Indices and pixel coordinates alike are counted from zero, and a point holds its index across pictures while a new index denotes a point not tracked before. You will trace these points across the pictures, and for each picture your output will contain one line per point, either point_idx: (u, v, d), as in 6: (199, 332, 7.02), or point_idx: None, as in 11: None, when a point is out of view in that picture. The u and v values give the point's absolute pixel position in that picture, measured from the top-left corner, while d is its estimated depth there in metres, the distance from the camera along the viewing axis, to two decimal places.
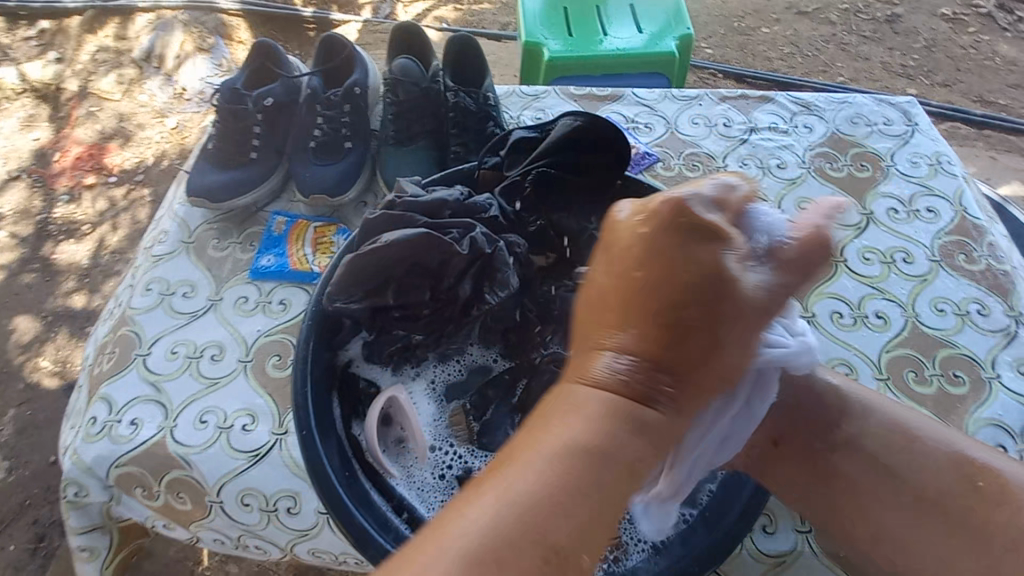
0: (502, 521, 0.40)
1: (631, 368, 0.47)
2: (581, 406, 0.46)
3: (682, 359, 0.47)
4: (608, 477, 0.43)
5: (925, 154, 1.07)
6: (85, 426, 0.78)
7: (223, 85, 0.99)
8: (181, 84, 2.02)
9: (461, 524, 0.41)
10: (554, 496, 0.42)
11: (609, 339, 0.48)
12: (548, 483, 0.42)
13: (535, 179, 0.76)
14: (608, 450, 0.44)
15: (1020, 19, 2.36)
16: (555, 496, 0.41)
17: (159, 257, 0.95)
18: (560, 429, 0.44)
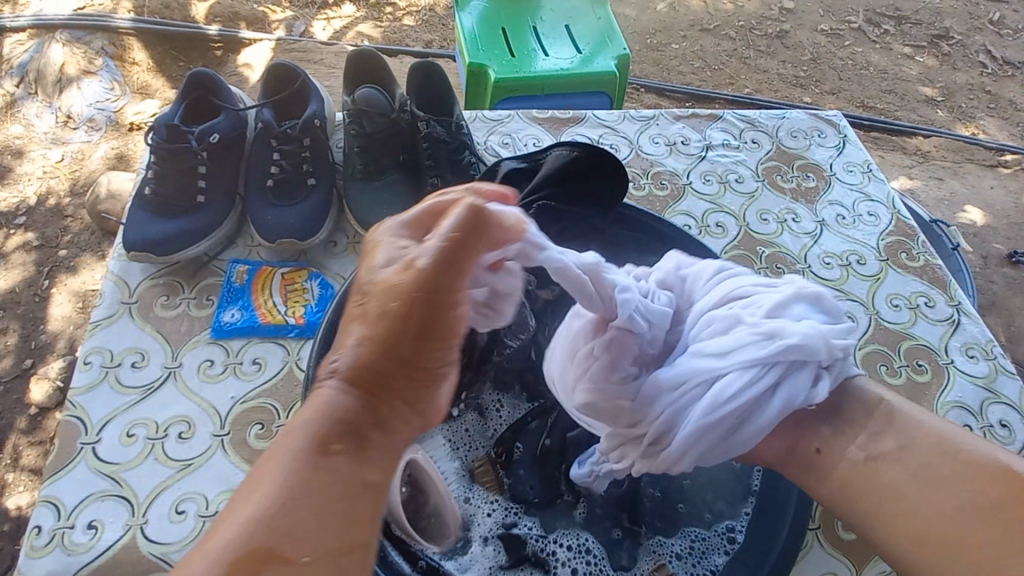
0: (281, 499, 0.36)
1: (350, 366, 0.40)
2: (324, 403, 0.39)
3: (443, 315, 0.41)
4: (339, 471, 0.38)
5: (856, 162, 1.17)
6: (26, 539, 0.66)
7: (159, 120, 0.87)
8: (65, 111, 1.77)
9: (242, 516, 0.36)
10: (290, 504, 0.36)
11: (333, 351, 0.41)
12: (288, 492, 0.36)
13: (535, 213, 0.74)
14: (336, 429, 0.39)
15: (884, 33, 2.68)
16: (282, 508, 0.36)
17: (95, 324, 0.82)
18: (270, 458, 0.37)
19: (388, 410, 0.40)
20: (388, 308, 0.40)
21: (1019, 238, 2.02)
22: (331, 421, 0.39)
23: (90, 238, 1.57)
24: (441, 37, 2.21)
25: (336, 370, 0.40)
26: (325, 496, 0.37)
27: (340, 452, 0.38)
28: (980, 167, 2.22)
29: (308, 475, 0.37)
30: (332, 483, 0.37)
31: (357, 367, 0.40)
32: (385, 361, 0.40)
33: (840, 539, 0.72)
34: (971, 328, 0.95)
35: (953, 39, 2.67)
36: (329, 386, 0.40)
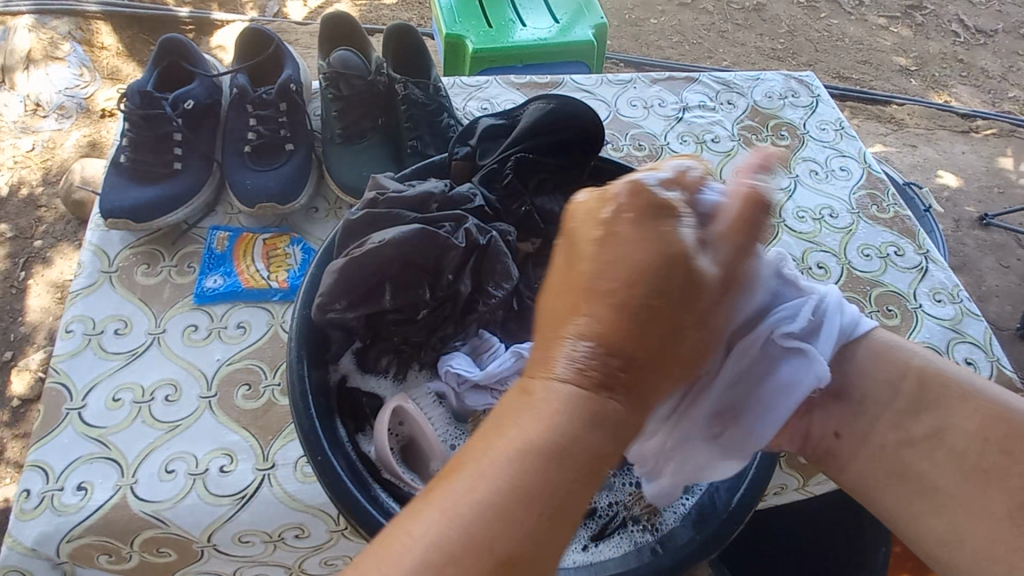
0: (470, 517, 0.34)
1: (593, 361, 0.39)
2: (556, 398, 0.38)
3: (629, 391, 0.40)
4: (558, 483, 0.36)
5: (830, 121, 1.19)
6: (16, 502, 0.66)
7: (131, 86, 0.86)
8: (31, 98, 1.72)
9: (406, 541, 0.34)
10: (520, 499, 0.35)
11: (568, 333, 0.41)
12: (499, 497, 0.35)
13: (514, 165, 0.75)
14: (580, 439, 0.37)
15: (859, 4, 2.71)
16: (499, 515, 0.34)
17: (75, 293, 0.81)
18: (522, 433, 0.36)
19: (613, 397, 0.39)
20: (623, 320, 0.40)
21: (990, 202, 2.07)
22: (613, 380, 0.39)
23: (66, 227, 1.54)
24: (418, 15, 2.18)
25: (574, 361, 0.39)
26: (511, 510, 0.34)
27: (586, 449, 0.37)
28: (952, 133, 2.26)
29: (553, 478, 0.35)
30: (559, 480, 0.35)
31: (601, 355, 0.39)
32: (636, 337, 0.40)
33: (796, 463, 0.77)
34: (939, 274, 0.98)
35: (926, 9, 2.71)
36: (563, 382, 0.38)
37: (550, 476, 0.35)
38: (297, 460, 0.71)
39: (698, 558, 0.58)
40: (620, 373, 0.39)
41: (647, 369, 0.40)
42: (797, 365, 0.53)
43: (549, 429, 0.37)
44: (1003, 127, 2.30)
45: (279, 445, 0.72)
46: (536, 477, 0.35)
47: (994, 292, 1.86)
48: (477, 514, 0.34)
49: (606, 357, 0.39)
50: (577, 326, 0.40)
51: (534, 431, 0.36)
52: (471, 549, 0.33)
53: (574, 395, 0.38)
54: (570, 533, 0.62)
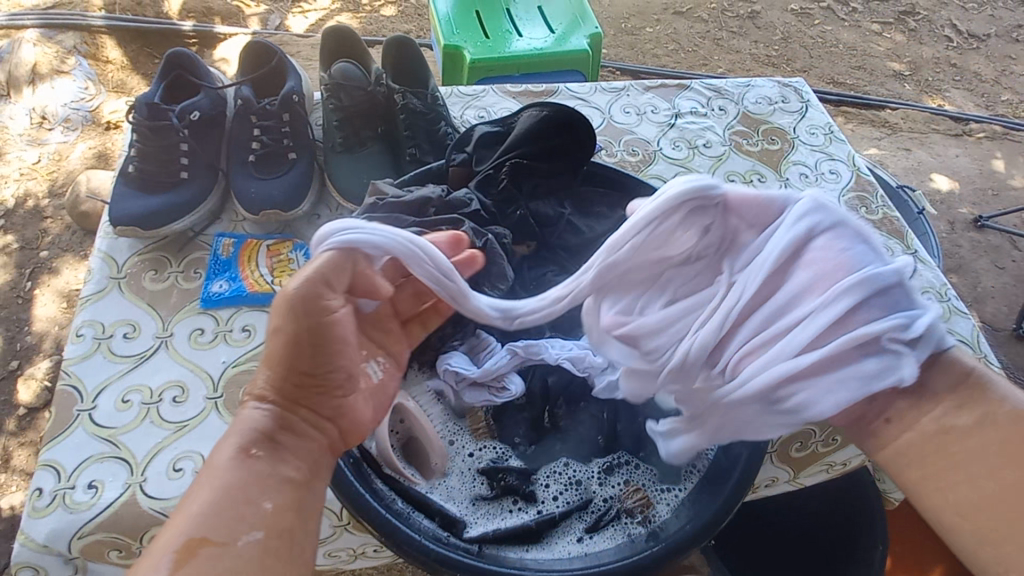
0: (204, 504, 0.45)
1: (269, 391, 0.52)
2: (246, 416, 0.51)
3: (311, 406, 0.53)
4: (263, 467, 0.49)
5: (820, 125, 1.21)
6: (29, 500, 0.68)
7: (138, 98, 0.89)
8: (37, 111, 1.76)
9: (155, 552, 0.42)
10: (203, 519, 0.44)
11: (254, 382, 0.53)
12: (218, 500, 0.45)
13: (509, 171, 0.78)
14: (248, 437, 0.50)
15: (852, 11, 2.74)
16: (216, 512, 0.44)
17: (84, 299, 0.84)
18: (214, 469, 0.48)
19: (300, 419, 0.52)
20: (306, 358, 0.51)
21: (984, 204, 2.09)
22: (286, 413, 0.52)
23: (71, 237, 1.57)
24: (417, 27, 2.23)
25: (258, 401, 0.51)
26: (227, 508, 0.45)
27: (257, 455, 0.49)
28: (946, 136, 2.29)
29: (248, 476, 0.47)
30: (257, 473, 0.48)
31: (267, 388, 0.52)
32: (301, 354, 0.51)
33: (788, 456, 0.78)
34: (928, 274, 1.00)
35: (919, 14, 2.74)
36: (254, 408, 0.51)
37: (257, 462, 0.48)
38: None
39: (689, 544, 0.59)
40: (295, 388, 0.52)
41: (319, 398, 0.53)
42: (883, 361, 0.50)
43: (229, 448, 0.49)
44: (996, 130, 2.33)
45: None
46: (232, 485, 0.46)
47: (989, 293, 1.88)
48: (198, 509, 0.44)
49: (276, 386, 0.52)
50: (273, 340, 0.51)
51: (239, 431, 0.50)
52: (201, 534, 0.43)
53: (256, 417, 0.51)
54: (566, 526, 0.64)
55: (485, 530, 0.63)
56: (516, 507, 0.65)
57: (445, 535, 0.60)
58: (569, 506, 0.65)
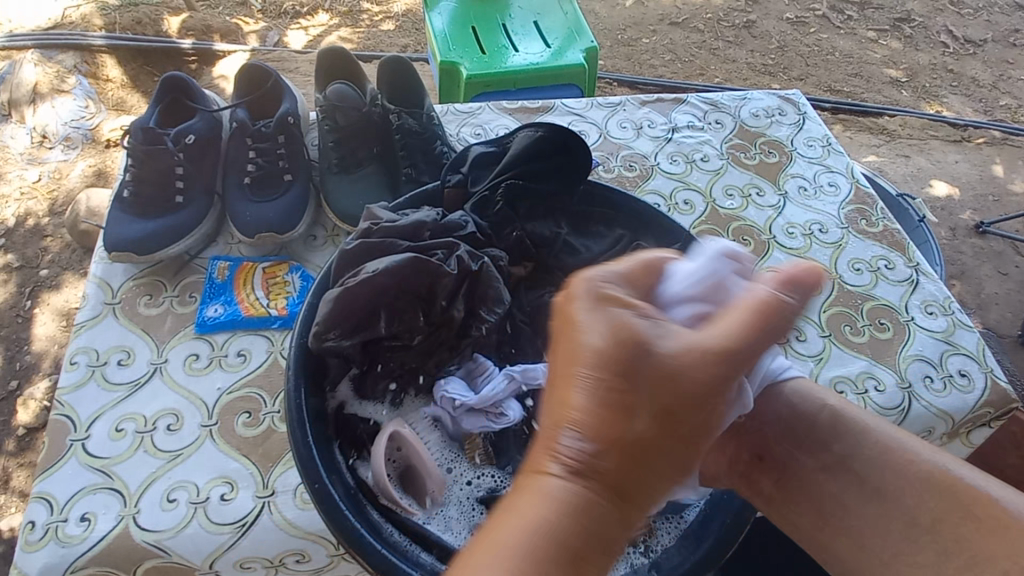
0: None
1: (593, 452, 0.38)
2: (549, 494, 0.38)
3: (652, 463, 0.39)
4: (592, 542, 0.37)
5: (817, 137, 1.21)
6: (20, 535, 0.67)
7: (134, 124, 0.89)
8: (38, 130, 1.76)
9: None
10: None
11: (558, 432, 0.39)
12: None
13: (504, 192, 0.77)
14: (583, 524, 0.37)
15: (848, 18, 2.75)
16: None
17: (79, 326, 0.83)
18: (524, 521, 0.37)
19: (621, 499, 0.39)
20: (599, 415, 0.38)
21: (985, 210, 2.09)
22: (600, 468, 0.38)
23: (71, 256, 1.57)
24: (415, 41, 2.24)
25: (565, 456, 0.38)
26: (548, 572, 0.36)
27: (584, 551, 0.37)
28: (945, 142, 2.28)
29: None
30: (573, 552, 0.36)
31: (608, 451, 0.38)
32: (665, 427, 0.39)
33: None
34: (930, 287, 0.99)
35: (915, 21, 2.75)
36: (557, 479, 0.38)
37: (594, 523, 0.37)
38: (296, 487, 0.72)
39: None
40: (652, 443, 0.39)
41: (670, 448, 0.40)
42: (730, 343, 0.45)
43: (548, 523, 0.37)
44: (996, 136, 2.33)
45: (279, 472, 0.73)
46: (529, 565, 0.35)
47: (993, 299, 1.87)
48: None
49: (612, 446, 0.38)
50: (586, 393, 0.38)
51: (523, 534, 0.36)
52: None
53: (576, 499, 0.37)
54: None
55: None
56: None
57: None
58: None
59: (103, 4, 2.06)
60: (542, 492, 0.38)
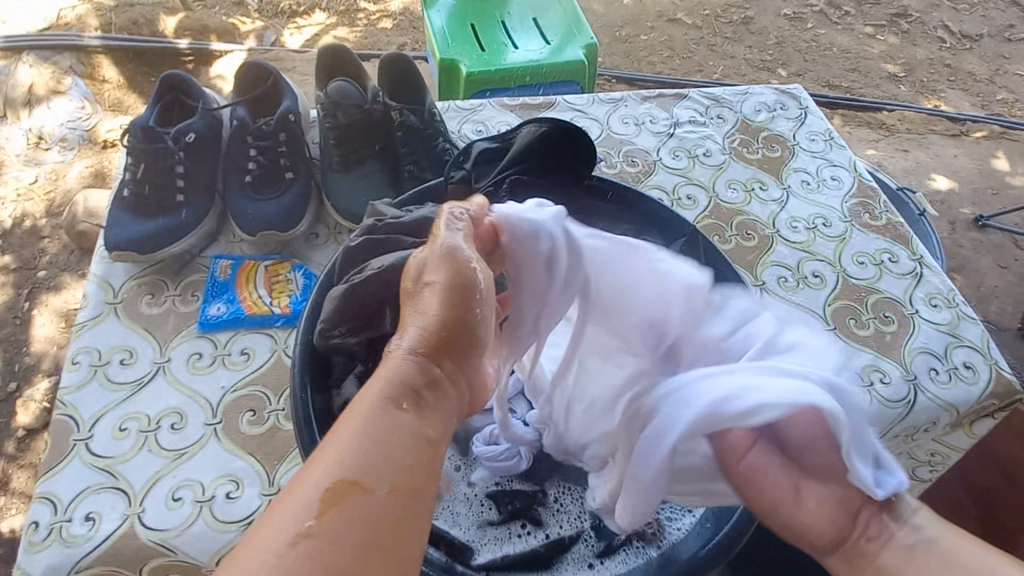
0: (351, 451, 0.38)
1: (429, 340, 0.45)
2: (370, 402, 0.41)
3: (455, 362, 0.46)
4: (405, 433, 0.40)
5: (819, 132, 1.21)
6: (25, 535, 0.66)
7: (134, 122, 0.89)
8: (36, 131, 1.76)
9: (293, 490, 0.36)
10: (351, 464, 0.37)
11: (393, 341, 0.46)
12: (361, 451, 0.38)
13: (509, 187, 0.77)
14: (399, 395, 0.42)
15: (845, 14, 2.75)
16: (368, 465, 0.37)
17: (81, 325, 0.83)
18: (358, 410, 0.41)
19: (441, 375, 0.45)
20: (446, 313, 0.46)
21: (984, 203, 2.09)
22: (439, 375, 0.45)
23: (70, 258, 1.56)
24: (413, 40, 2.24)
25: (414, 344, 0.45)
26: (375, 459, 0.38)
27: (407, 411, 0.41)
28: (943, 137, 2.28)
29: (391, 432, 0.39)
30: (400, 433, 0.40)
31: (425, 341, 0.45)
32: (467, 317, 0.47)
33: None
34: (934, 279, 0.99)
35: (911, 16, 2.75)
36: (408, 357, 0.44)
37: (401, 424, 0.40)
38: None
39: (711, 565, 0.57)
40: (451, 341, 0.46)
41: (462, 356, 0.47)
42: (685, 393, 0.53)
43: (371, 403, 0.41)
44: (994, 130, 2.33)
45: (285, 470, 0.73)
46: (379, 429, 0.39)
47: (993, 293, 1.87)
48: (345, 456, 0.37)
49: (431, 339, 0.45)
50: (418, 309, 0.47)
51: (388, 384, 0.42)
52: (345, 485, 0.36)
53: (411, 373, 0.43)
54: (576, 552, 0.62)
55: (493, 557, 0.61)
56: (525, 532, 0.64)
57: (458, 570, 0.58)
58: (579, 531, 0.64)
59: (99, 4, 2.06)
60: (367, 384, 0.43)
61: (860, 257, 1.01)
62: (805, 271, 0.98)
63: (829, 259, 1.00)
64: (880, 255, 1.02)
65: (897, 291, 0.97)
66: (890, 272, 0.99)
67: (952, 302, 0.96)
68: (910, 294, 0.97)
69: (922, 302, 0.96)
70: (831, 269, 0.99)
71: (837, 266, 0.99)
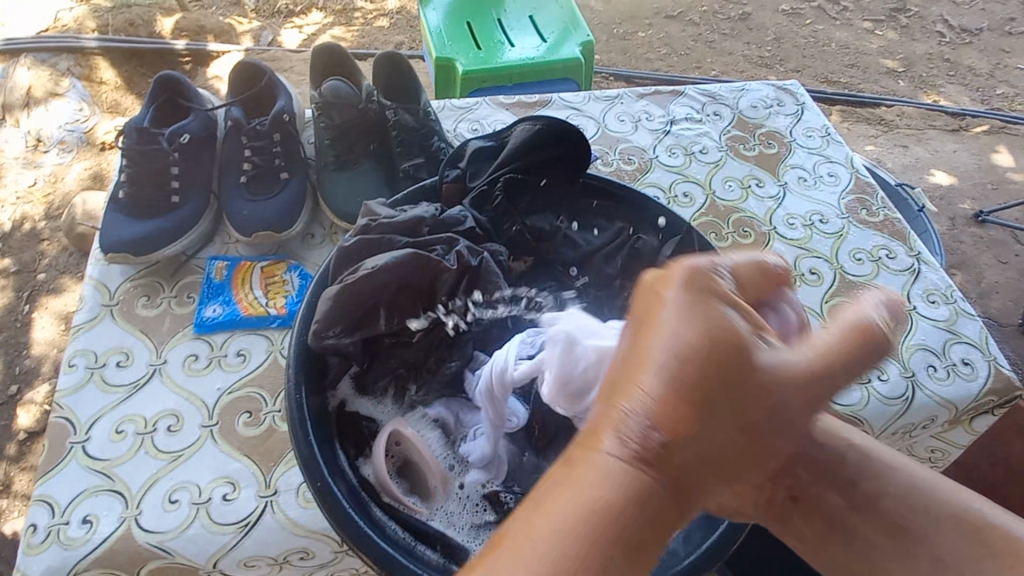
0: (537, 566, 0.32)
1: (648, 432, 0.36)
2: (603, 473, 0.35)
3: (663, 464, 0.36)
4: (643, 517, 0.35)
5: (816, 128, 1.20)
6: (22, 538, 0.66)
7: (128, 123, 0.89)
8: (33, 133, 1.76)
9: (526, 546, 0.33)
10: (553, 562, 0.32)
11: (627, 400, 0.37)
12: (570, 536, 0.33)
13: (503, 186, 0.77)
14: (636, 497, 0.35)
15: (844, 9, 2.74)
16: (560, 569, 0.32)
17: (77, 328, 0.83)
18: (580, 490, 0.35)
19: (678, 486, 0.37)
20: (679, 381, 0.36)
21: (984, 198, 2.08)
22: (659, 462, 0.36)
23: (68, 260, 1.56)
24: (410, 39, 2.23)
25: (621, 430, 0.36)
26: (565, 566, 0.32)
27: (665, 496, 0.36)
28: (943, 132, 2.28)
29: (655, 510, 0.35)
30: (642, 518, 0.35)
31: (664, 433, 0.36)
32: (751, 419, 0.38)
33: None
34: (932, 275, 0.99)
35: (910, 11, 2.74)
36: (613, 455, 0.36)
37: (609, 517, 0.34)
38: (299, 485, 0.72)
39: (705, 567, 0.57)
40: (738, 429, 0.38)
41: (741, 454, 0.39)
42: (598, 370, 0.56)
43: (604, 484, 0.35)
44: (993, 125, 2.32)
45: (282, 470, 0.73)
46: (584, 512, 0.34)
47: (993, 288, 1.86)
48: (556, 556, 0.32)
49: (693, 395, 0.36)
50: (651, 370, 0.37)
51: (589, 487, 0.35)
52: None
53: (625, 468, 0.35)
54: None
55: None
56: None
57: (451, 569, 0.58)
58: None
59: (95, 6, 2.05)
60: (598, 466, 0.35)
61: (857, 253, 1.00)
62: (802, 268, 0.98)
63: (826, 256, 1.00)
64: (877, 251, 1.01)
65: (894, 287, 0.97)
66: (888, 268, 0.99)
67: (950, 298, 0.96)
68: (907, 291, 0.96)
69: (920, 298, 0.95)
70: (829, 266, 0.99)
71: (834, 263, 0.99)
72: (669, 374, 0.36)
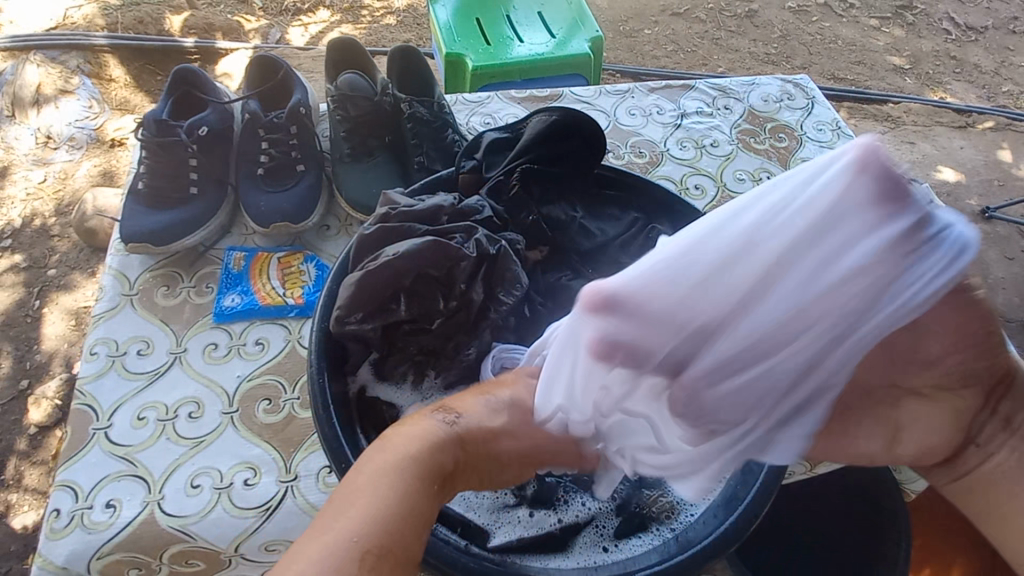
0: (376, 508, 0.46)
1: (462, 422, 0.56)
2: (414, 437, 0.52)
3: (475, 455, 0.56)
4: (425, 504, 0.49)
5: (827, 122, 1.21)
6: (46, 522, 0.68)
7: (147, 115, 0.90)
8: (44, 130, 1.77)
9: (330, 533, 0.44)
10: (377, 523, 0.45)
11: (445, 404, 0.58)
12: (387, 502, 0.46)
13: (520, 176, 0.77)
14: (429, 469, 0.51)
15: (850, 7, 2.74)
16: (394, 521, 0.46)
17: (97, 317, 0.84)
18: (384, 462, 0.50)
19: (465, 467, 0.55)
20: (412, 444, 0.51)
21: (991, 195, 2.08)
22: (464, 463, 0.55)
23: (79, 255, 1.58)
24: (416, 36, 2.24)
25: (445, 418, 0.56)
26: (382, 522, 0.45)
27: (440, 485, 0.51)
28: (949, 129, 2.28)
29: (420, 499, 0.49)
30: (422, 501, 0.48)
31: (474, 428, 0.56)
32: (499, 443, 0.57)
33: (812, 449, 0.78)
34: None
35: (917, 8, 2.74)
36: (438, 422, 0.55)
37: (418, 493, 0.48)
38: (319, 471, 0.73)
39: (721, 550, 0.58)
40: (480, 453, 0.56)
41: (466, 472, 0.56)
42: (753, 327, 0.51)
43: (394, 472, 0.49)
44: (1000, 122, 2.32)
45: (302, 457, 0.74)
46: (401, 493, 0.48)
47: (1000, 285, 1.86)
48: (376, 511, 0.46)
49: (471, 429, 0.56)
50: (480, 404, 0.58)
51: (415, 458, 0.50)
52: (370, 545, 0.43)
53: (430, 438, 0.53)
54: (588, 535, 0.63)
55: (507, 539, 0.62)
56: (541, 516, 0.64)
57: (471, 548, 0.59)
58: (592, 513, 0.65)
59: (104, 4, 2.07)
60: (395, 444, 0.51)
61: None
62: None
63: None
64: None
65: None
66: None
67: None
68: None
69: None
70: None
71: None
72: (491, 413, 0.58)
